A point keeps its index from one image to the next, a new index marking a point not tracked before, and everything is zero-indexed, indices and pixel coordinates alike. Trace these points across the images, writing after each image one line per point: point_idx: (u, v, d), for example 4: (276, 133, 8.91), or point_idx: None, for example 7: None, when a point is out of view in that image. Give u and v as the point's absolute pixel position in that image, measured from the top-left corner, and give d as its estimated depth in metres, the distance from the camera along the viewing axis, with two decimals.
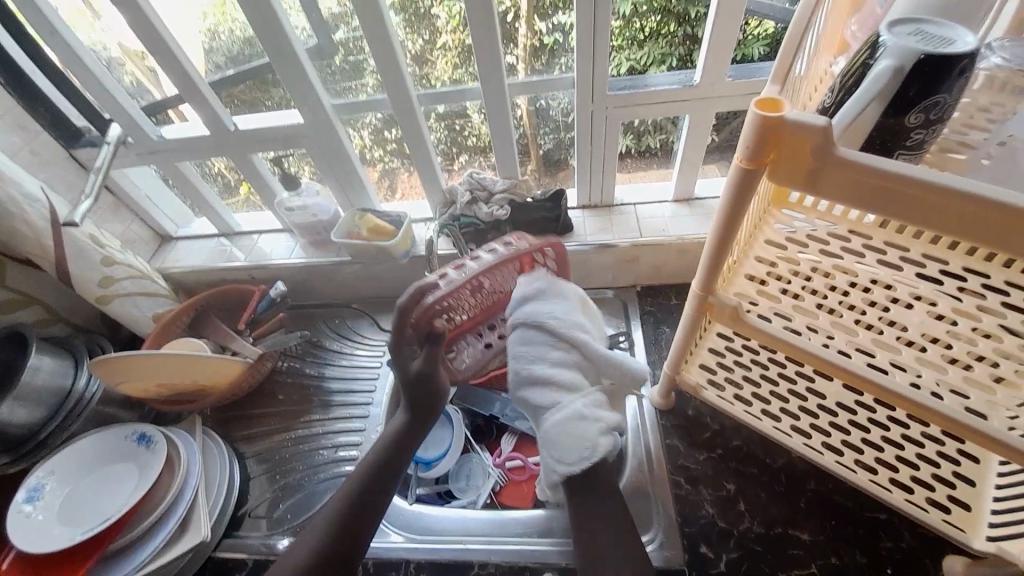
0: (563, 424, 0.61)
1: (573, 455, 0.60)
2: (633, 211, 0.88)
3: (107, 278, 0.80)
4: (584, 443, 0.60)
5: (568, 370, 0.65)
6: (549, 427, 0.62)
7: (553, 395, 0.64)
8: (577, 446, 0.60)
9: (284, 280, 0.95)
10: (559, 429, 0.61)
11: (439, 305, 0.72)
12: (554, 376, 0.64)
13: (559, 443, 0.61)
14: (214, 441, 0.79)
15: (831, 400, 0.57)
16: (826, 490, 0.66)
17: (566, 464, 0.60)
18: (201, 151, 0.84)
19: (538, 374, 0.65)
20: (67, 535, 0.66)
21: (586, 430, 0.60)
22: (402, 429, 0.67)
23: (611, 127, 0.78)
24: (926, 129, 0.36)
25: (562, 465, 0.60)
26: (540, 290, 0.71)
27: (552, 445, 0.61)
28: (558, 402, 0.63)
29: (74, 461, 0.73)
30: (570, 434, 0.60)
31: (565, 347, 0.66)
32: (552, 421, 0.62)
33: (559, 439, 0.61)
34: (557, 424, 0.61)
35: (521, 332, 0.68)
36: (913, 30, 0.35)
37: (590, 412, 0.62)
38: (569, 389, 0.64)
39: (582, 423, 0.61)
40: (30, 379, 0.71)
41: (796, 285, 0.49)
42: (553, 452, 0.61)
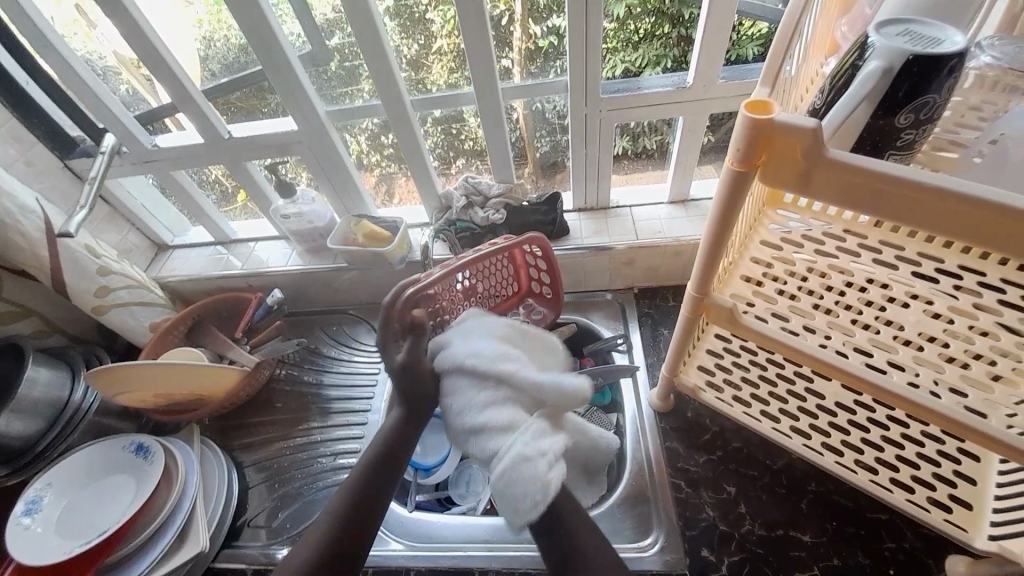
0: (508, 474, 0.54)
1: (525, 503, 0.54)
2: (630, 214, 0.88)
3: (103, 289, 0.80)
4: (532, 486, 0.53)
5: (503, 408, 0.59)
6: (495, 481, 0.55)
7: (494, 441, 0.57)
8: (525, 492, 0.53)
9: (282, 287, 0.95)
10: (503, 481, 0.54)
11: (430, 302, 0.72)
12: (488, 418, 0.58)
13: (510, 492, 0.54)
14: (212, 450, 0.79)
15: (829, 400, 0.58)
16: (825, 490, 0.66)
17: (519, 515, 0.54)
18: (196, 159, 0.83)
19: (474, 422, 0.59)
20: (65, 547, 0.65)
21: (531, 473, 0.54)
22: (398, 428, 0.65)
23: (606, 130, 0.78)
24: (915, 129, 0.36)
25: (518, 517, 0.54)
26: (462, 330, 0.68)
27: (502, 496, 0.55)
28: (496, 447, 0.57)
29: (71, 473, 0.72)
30: (513, 480, 0.54)
31: (495, 383, 0.61)
32: (496, 473, 0.55)
33: (508, 490, 0.54)
34: (500, 477, 0.54)
35: (450, 377, 0.64)
36: (902, 30, 0.35)
37: (529, 450, 0.55)
38: (505, 429, 0.58)
39: (525, 466, 0.54)
40: (27, 391, 0.71)
41: (792, 286, 0.49)
42: (507, 505, 0.55)
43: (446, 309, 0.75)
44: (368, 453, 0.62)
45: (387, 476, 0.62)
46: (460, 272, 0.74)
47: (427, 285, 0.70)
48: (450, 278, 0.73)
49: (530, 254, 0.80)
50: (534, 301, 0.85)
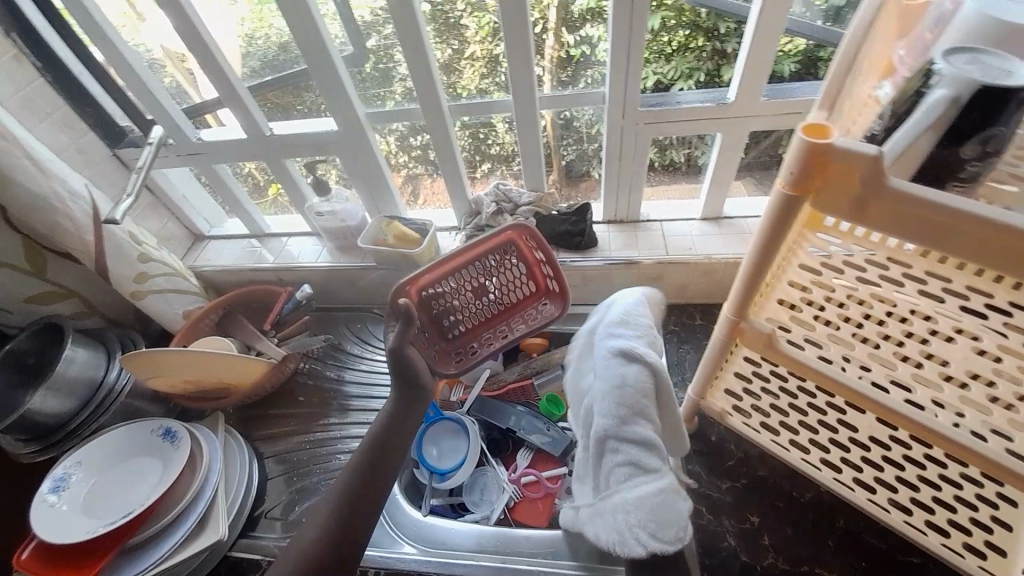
0: (665, 497, 0.47)
1: (669, 533, 0.47)
2: (660, 228, 0.87)
3: (141, 275, 0.83)
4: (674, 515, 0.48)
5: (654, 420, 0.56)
6: (642, 493, 0.48)
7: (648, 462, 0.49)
8: (672, 525, 0.47)
9: (310, 283, 0.96)
10: (649, 499, 0.47)
11: (440, 297, 0.75)
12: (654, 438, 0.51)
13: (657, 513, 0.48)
14: (235, 439, 0.80)
15: (862, 434, 0.55)
16: (855, 528, 0.64)
17: (658, 543, 0.47)
18: (236, 154, 0.86)
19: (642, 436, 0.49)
20: (90, 526, 0.67)
21: (682, 508, 0.47)
22: (393, 416, 0.64)
23: (639, 142, 0.78)
24: (980, 162, 0.34)
25: (654, 541, 0.47)
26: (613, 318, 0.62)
27: (637, 511, 0.48)
28: (657, 469, 0.49)
29: (99, 453, 0.75)
30: (665, 506, 0.48)
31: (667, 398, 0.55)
32: (651, 487, 0.48)
33: (658, 514, 0.47)
34: (647, 493, 0.48)
35: (629, 376, 0.51)
36: (969, 59, 0.34)
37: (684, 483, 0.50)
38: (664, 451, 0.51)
39: (678, 494, 0.48)
40: (64, 370, 0.74)
41: (831, 313, 0.47)
42: (647, 525, 0.47)
43: (458, 307, 0.77)
44: (364, 448, 0.62)
45: (386, 471, 0.61)
46: (465, 267, 0.75)
47: (424, 282, 0.73)
48: (456, 272, 0.75)
49: (535, 248, 0.77)
50: (550, 301, 0.79)
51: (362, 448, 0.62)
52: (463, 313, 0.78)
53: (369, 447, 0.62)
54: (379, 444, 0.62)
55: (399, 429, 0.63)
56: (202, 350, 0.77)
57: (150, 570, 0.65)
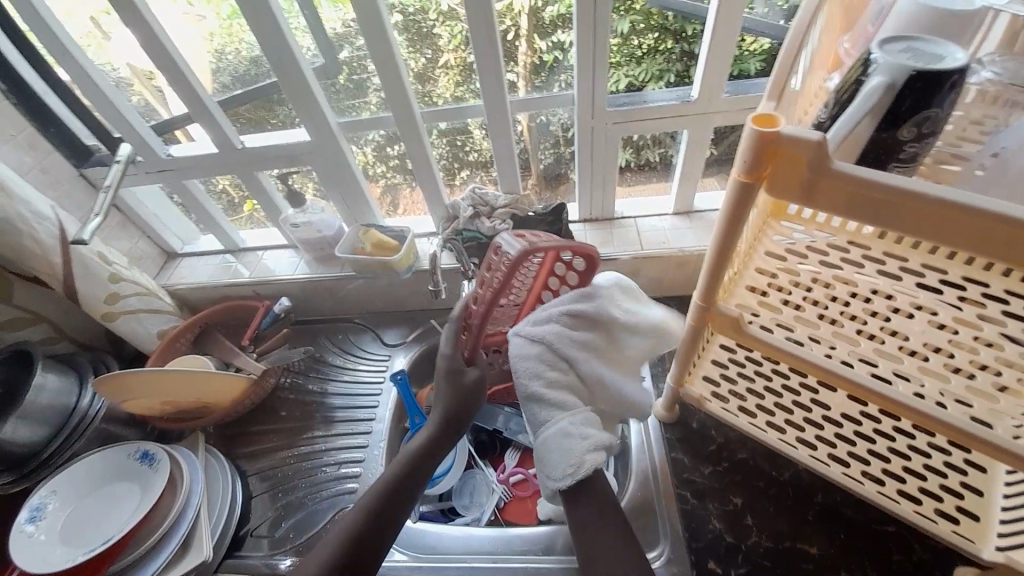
0: (552, 441, 0.58)
1: (557, 470, 0.58)
2: (635, 224, 0.89)
3: (113, 295, 0.81)
4: (567, 457, 0.57)
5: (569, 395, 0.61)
6: (542, 437, 0.59)
7: (547, 413, 0.60)
8: (557, 461, 0.58)
9: (290, 296, 0.95)
10: (548, 444, 0.59)
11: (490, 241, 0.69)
12: (552, 395, 0.60)
13: (551, 455, 0.58)
14: (217, 459, 0.79)
15: (835, 410, 0.57)
16: (832, 501, 0.65)
17: (551, 479, 0.58)
18: (207, 169, 0.85)
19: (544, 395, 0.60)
20: (69, 554, 0.65)
21: (573, 447, 0.58)
22: (433, 442, 0.65)
23: (611, 141, 0.79)
24: (918, 142, 0.37)
25: (548, 479, 0.58)
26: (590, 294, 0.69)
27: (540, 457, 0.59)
28: (550, 418, 0.59)
29: (74, 480, 0.72)
30: (550, 447, 0.58)
31: (602, 357, 0.66)
32: (542, 434, 0.59)
33: (546, 453, 0.58)
34: (548, 437, 0.59)
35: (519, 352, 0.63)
36: (904, 47, 0.36)
37: (578, 429, 0.58)
38: (569, 403, 0.60)
39: (574, 439, 0.58)
40: (35, 397, 0.71)
41: (797, 296, 0.49)
42: (542, 467, 0.59)
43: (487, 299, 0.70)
44: (372, 495, 0.60)
45: (408, 493, 0.62)
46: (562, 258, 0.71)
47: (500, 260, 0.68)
48: (552, 262, 0.71)
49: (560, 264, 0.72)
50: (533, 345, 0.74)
51: (382, 481, 0.62)
52: (478, 291, 0.71)
53: (397, 470, 0.63)
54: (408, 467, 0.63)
55: (423, 460, 0.64)
56: (148, 370, 0.74)
57: None
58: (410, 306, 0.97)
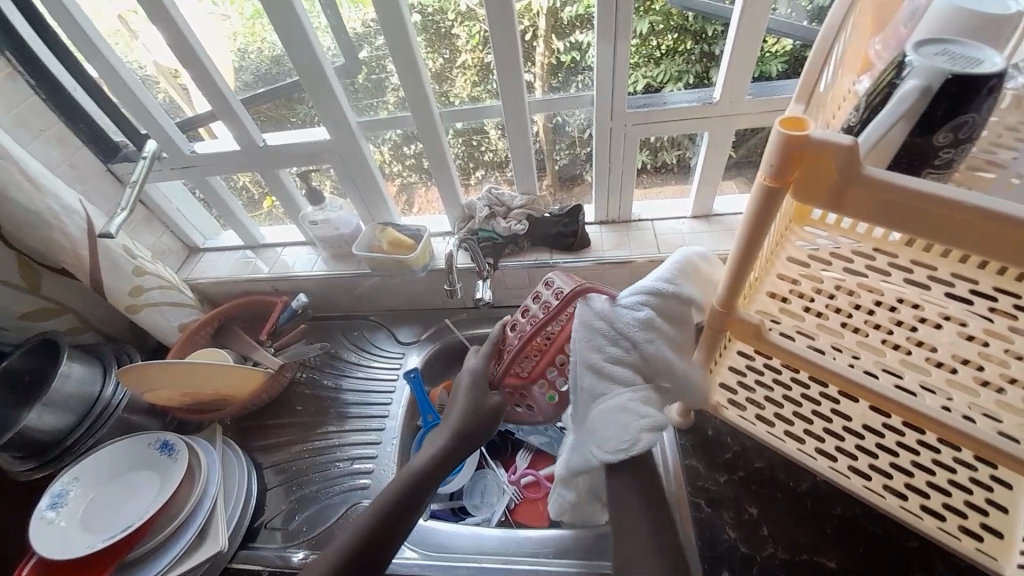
0: (608, 414, 0.58)
1: (610, 444, 0.57)
2: (653, 227, 0.88)
3: (137, 289, 0.83)
4: (622, 431, 0.57)
5: (626, 372, 0.60)
6: (594, 412, 0.59)
7: (603, 386, 0.59)
8: (613, 434, 0.57)
9: (307, 292, 0.97)
10: (600, 416, 0.58)
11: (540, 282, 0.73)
12: (612, 368, 0.60)
13: (604, 428, 0.58)
14: (234, 451, 0.80)
15: (856, 423, 0.55)
16: (851, 514, 0.64)
17: (603, 452, 0.58)
18: (228, 165, 0.86)
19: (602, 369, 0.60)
20: (88, 541, 0.67)
21: (627, 422, 0.57)
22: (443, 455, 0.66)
23: (629, 143, 0.79)
24: (954, 148, 0.36)
25: (600, 451, 0.58)
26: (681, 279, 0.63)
27: (593, 431, 0.59)
28: (608, 391, 0.59)
29: (95, 468, 0.74)
30: (607, 420, 0.58)
31: (673, 343, 0.61)
32: (597, 407, 0.59)
33: (602, 425, 0.58)
34: (603, 411, 0.58)
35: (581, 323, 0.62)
36: (940, 50, 0.35)
37: (636, 405, 0.58)
38: (627, 378, 0.59)
39: (630, 413, 0.57)
40: (60, 385, 0.73)
41: (820, 303, 0.48)
42: (594, 439, 0.59)
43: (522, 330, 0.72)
44: (379, 503, 0.62)
45: (414, 503, 0.63)
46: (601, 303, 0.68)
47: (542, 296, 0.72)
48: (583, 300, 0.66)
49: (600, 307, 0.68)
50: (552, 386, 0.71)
51: (391, 489, 0.63)
52: (517, 320, 0.74)
53: (406, 479, 0.64)
54: (416, 479, 0.64)
55: (431, 472, 0.65)
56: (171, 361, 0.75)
57: None
58: (424, 304, 0.98)
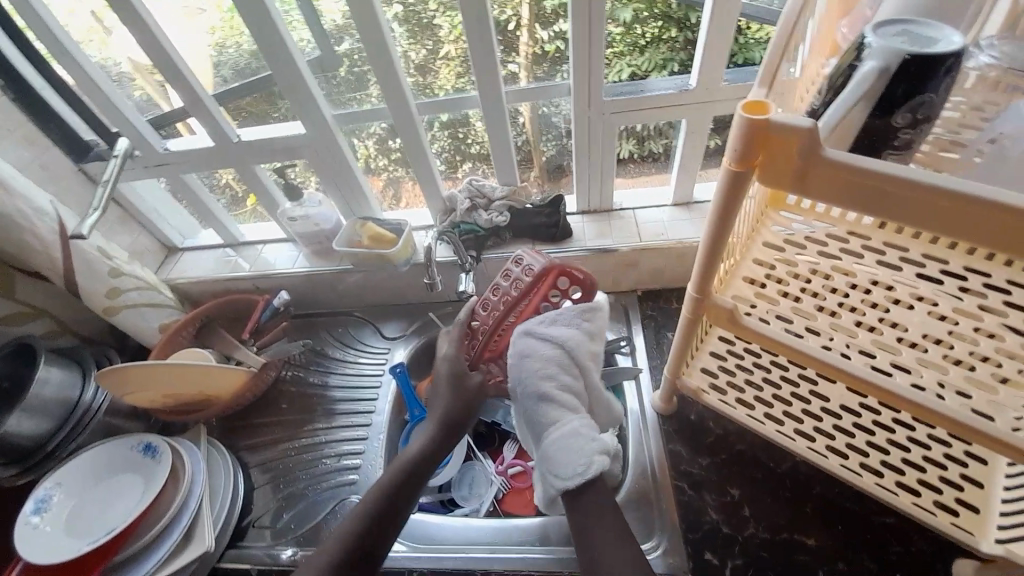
0: (560, 441, 0.61)
1: (568, 471, 0.60)
2: (634, 216, 0.88)
3: (115, 290, 0.82)
4: (578, 457, 0.60)
5: (570, 399, 0.64)
6: (549, 439, 0.62)
7: (555, 413, 0.63)
8: (570, 461, 0.60)
9: (288, 289, 0.95)
10: (558, 443, 0.61)
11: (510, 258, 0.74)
12: (561, 397, 0.64)
13: (559, 457, 0.61)
14: (218, 453, 0.80)
15: (834, 403, 0.58)
16: (829, 493, 0.65)
17: (561, 478, 0.61)
18: (205, 163, 0.85)
19: (547, 396, 0.64)
20: (73, 545, 0.67)
21: (583, 447, 0.61)
22: (434, 448, 0.67)
23: (610, 132, 0.78)
24: (912, 130, 0.36)
25: (558, 479, 0.61)
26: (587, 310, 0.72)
27: (554, 455, 0.61)
28: (561, 418, 0.63)
29: (77, 473, 0.73)
30: (560, 448, 0.61)
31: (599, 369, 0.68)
32: (549, 436, 0.62)
33: (559, 453, 0.61)
34: (558, 438, 0.62)
35: (528, 348, 0.66)
36: (899, 31, 0.35)
37: (587, 430, 0.62)
38: (575, 405, 0.64)
39: (581, 439, 0.61)
40: (39, 389, 0.72)
41: (795, 287, 0.48)
42: (551, 467, 0.62)
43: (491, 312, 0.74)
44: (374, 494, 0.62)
45: (408, 493, 0.64)
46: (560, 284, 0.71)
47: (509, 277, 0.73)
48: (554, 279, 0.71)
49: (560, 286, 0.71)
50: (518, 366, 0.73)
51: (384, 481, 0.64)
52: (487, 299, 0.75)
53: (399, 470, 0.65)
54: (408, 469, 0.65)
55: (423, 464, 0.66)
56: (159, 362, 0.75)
57: None
58: (408, 298, 0.97)
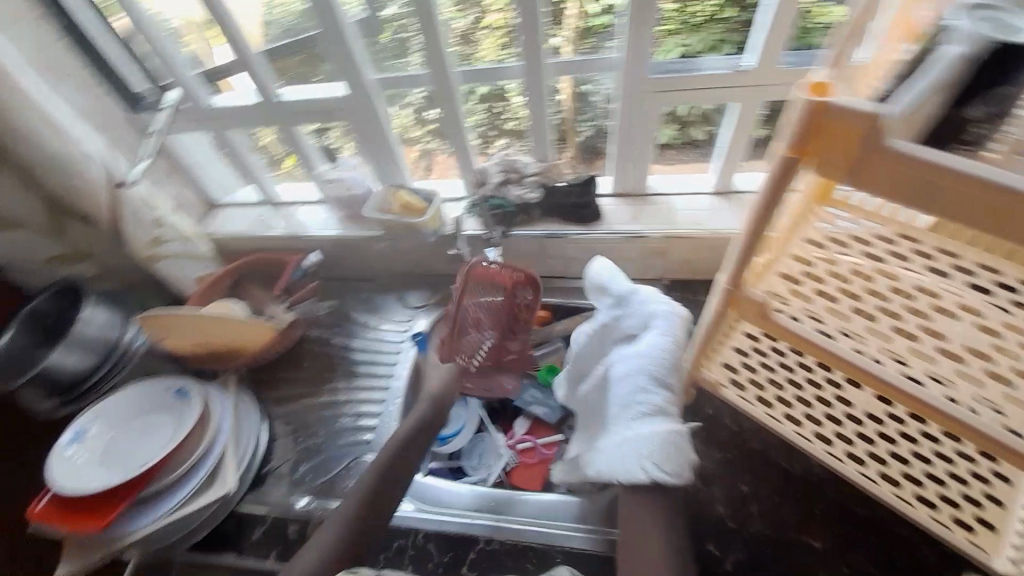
0: (666, 436, 0.60)
1: (671, 468, 0.59)
2: (669, 203, 0.85)
3: (156, 239, 0.85)
4: (677, 457, 0.59)
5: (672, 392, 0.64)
6: (649, 431, 0.60)
7: (661, 405, 0.62)
8: (672, 458, 0.59)
9: (322, 250, 0.97)
10: (660, 439, 0.60)
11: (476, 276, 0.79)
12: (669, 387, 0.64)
13: (662, 452, 0.59)
14: (247, 400, 0.84)
15: (859, 410, 0.55)
16: (843, 498, 0.64)
17: (661, 473, 0.58)
18: (248, 120, 0.88)
19: (657, 382, 0.64)
20: (104, 475, 0.70)
21: (682, 447, 0.60)
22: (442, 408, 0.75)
23: (652, 114, 0.76)
24: (987, 124, 0.34)
25: (656, 470, 0.58)
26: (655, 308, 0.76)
27: (647, 448, 0.59)
28: (667, 410, 0.62)
29: (115, 410, 0.78)
30: (665, 442, 0.59)
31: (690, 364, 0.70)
32: (657, 428, 0.60)
33: (666, 447, 0.59)
34: (661, 431, 0.60)
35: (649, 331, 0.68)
36: (986, 16, 0.36)
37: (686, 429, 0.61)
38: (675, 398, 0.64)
39: (681, 438, 0.60)
40: (82, 328, 0.78)
41: (834, 287, 0.46)
42: (653, 460, 0.59)
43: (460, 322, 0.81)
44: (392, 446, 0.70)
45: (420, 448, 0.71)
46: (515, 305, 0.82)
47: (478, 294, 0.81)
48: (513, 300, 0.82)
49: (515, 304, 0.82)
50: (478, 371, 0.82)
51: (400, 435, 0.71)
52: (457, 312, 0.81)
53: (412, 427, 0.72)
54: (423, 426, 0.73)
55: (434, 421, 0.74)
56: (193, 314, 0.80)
57: (165, 516, 0.68)
58: (432, 269, 0.98)
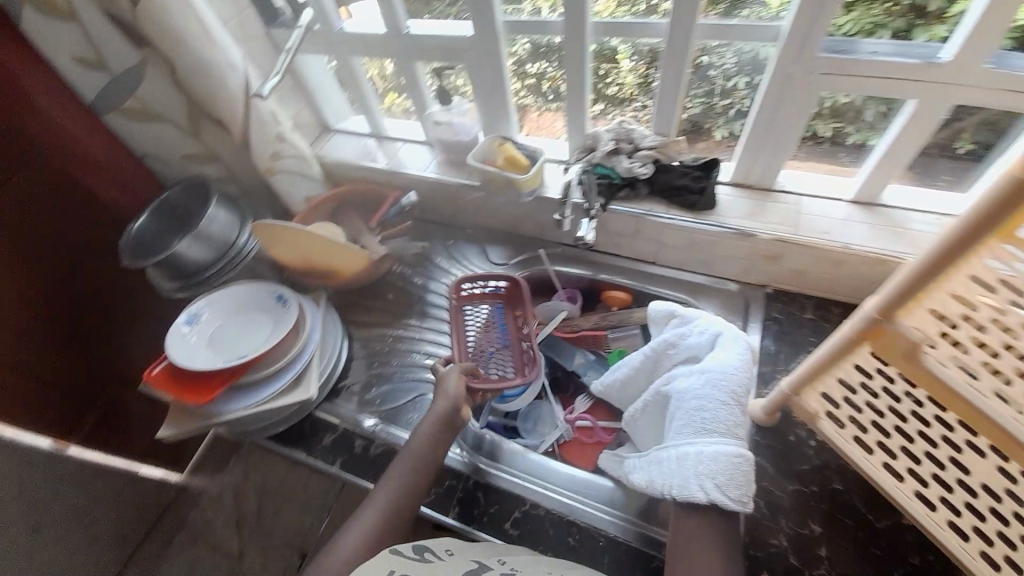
0: (734, 458, 0.56)
1: (734, 491, 0.55)
2: (795, 203, 0.77)
3: (276, 153, 0.91)
4: (744, 483, 0.56)
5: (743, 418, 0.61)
6: (717, 449, 0.57)
7: (731, 426, 0.59)
8: (736, 482, 0.55)
9: (417, 191, 1.00)
10: (730, 460, 0.56)
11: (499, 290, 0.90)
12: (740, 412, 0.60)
13: (727, 473, 0.56)
14: (332, 318, 0.89)
15: (975, 479, 0.49)
16: (929, 569, 0.58)
17: (722, 494, 0.55)
18: (369, 47, 0.89)
19: (728, 402, 0.61)
20: (210, 358, 0.78)
21: (747, 475, 0.56)
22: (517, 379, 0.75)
23: (806, 98, 0.67)
24: None
25: (718, 492, 0.55)
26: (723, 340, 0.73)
27: (717, 467, 0.56)
28: (737, 434, 0.59)
29: (224, 302, 0.86)
30: (731, 464, 0.56)
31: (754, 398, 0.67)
32: (726, 448, 0.57)
33: (731, 469, 0.56)
34: (730, 453, 0.57)
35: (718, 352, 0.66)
36: None
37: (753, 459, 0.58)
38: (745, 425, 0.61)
39: (749, 465, 0.57)
40: (207, 225, 0.85)
41: (995, 340, 0.41)
42: (716, 479, 0.56)
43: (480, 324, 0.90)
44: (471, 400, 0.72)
45: None
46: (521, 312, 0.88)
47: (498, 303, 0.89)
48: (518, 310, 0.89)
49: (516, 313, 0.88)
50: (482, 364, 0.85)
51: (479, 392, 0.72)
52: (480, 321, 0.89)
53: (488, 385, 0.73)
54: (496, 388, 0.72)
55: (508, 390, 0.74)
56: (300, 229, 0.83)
57: (252, 406, 0.76)
58: (520, 229, 0.97)
